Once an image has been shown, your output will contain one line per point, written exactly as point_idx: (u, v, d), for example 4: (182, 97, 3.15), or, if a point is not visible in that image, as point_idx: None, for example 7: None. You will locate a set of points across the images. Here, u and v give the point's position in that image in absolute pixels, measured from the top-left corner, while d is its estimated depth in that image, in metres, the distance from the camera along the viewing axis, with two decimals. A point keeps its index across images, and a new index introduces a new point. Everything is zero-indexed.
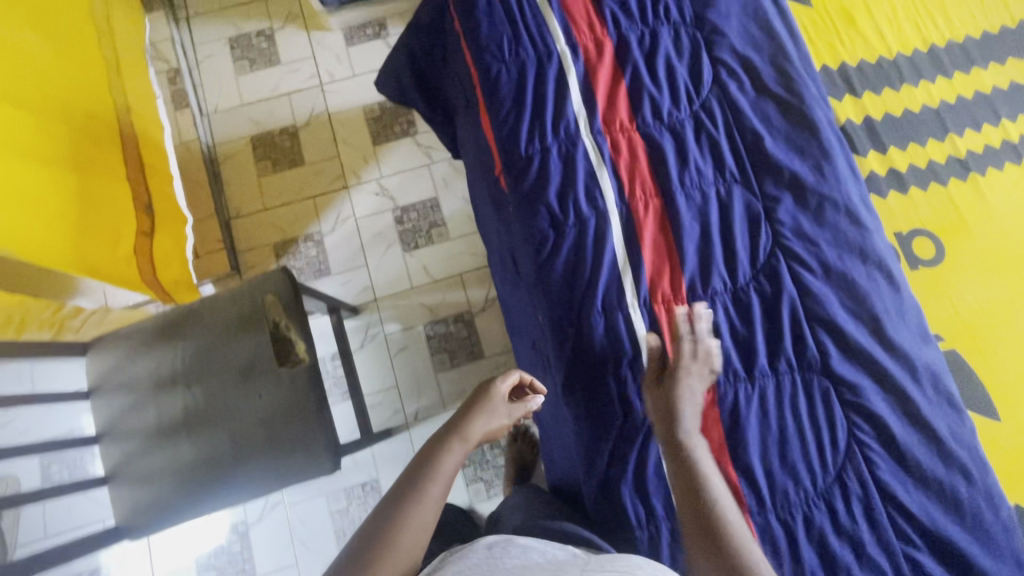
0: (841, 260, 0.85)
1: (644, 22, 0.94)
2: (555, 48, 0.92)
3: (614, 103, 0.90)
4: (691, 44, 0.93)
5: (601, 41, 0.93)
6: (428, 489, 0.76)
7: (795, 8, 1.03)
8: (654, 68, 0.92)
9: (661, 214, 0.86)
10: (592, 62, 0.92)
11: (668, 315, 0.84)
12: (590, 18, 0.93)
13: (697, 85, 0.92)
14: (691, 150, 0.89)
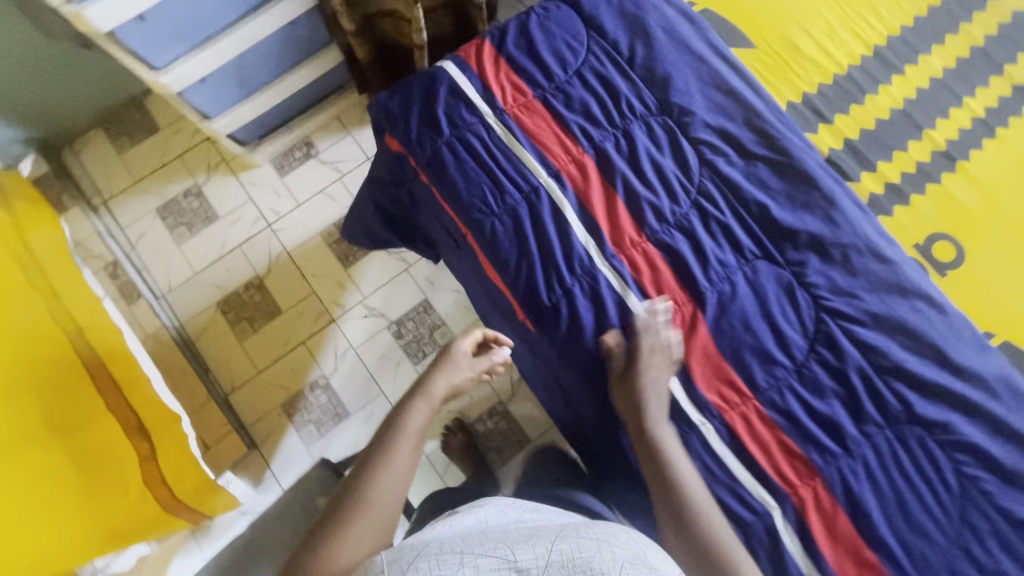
0: (884, 303, 0.86)
1: (613, 125, 0.92)
2: (539, 183, 0.89)
3: (616, 220, 0.88)
4: (666, 134, 0.92)
5: (581, 160, 0.90)
6: (394, 457, 0.79)
7: (740, 53, 1.03)
8: (641, 169, 0.89)
9: (702, 318, 0.85)
10: (579, 185, 0.89)
11: (744, 420, 0.82)
12: (561, 140, 0.90)
13: (687, 173, 0.90)
14: (706, 242, 0.87)
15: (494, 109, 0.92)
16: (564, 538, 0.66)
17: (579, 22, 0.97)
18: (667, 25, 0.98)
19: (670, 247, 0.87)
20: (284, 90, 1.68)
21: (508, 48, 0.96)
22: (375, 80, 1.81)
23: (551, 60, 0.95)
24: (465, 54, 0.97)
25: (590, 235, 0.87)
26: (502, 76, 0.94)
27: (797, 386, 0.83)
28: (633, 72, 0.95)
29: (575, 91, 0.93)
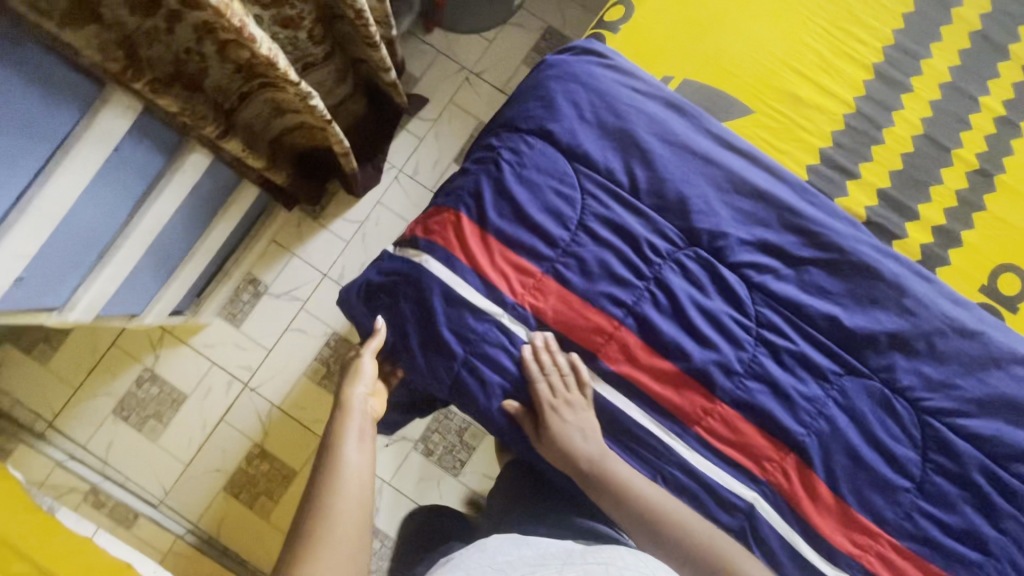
0: (980, 382, 0.79)
1: (641, 277, 0.79)
2: (583, 377, 0.77)
3: (682, 391, 0.77)
4: (700, 266, 0.79)
5: (620, 334, 0.77)
6: (340, 487, 0.76)
7: (738, 126, 0.89)
8: (689, 320, 0.77)
9: (807, 468, 0.76)
10: (628, 364, 0.77)
11: (887, 563, 0.75)
12: (589, 317, 0.77)
13: (738, 306, 0.79)
14: (784, 379, 0.77)
15: (502, 304, 0.78)
16: (572, 563, 0.68)
17: (557, 158, 0.81)
18: (656, 131, 0.82)
19: (748, 400, 0.77)
20: (208, 248, 1.45)
21: (490, 220, 0.80)
22: (302, 194, 1.57)
23: (543, 220, 0.79)
24: (439, 239, 0.80)
25: (659, 417, 0.77)
26: (494, 257, 0.79)
27: (924, 505, 0.76)
28: (639, 203, 0.80)
29: (583, 250, 0.79)
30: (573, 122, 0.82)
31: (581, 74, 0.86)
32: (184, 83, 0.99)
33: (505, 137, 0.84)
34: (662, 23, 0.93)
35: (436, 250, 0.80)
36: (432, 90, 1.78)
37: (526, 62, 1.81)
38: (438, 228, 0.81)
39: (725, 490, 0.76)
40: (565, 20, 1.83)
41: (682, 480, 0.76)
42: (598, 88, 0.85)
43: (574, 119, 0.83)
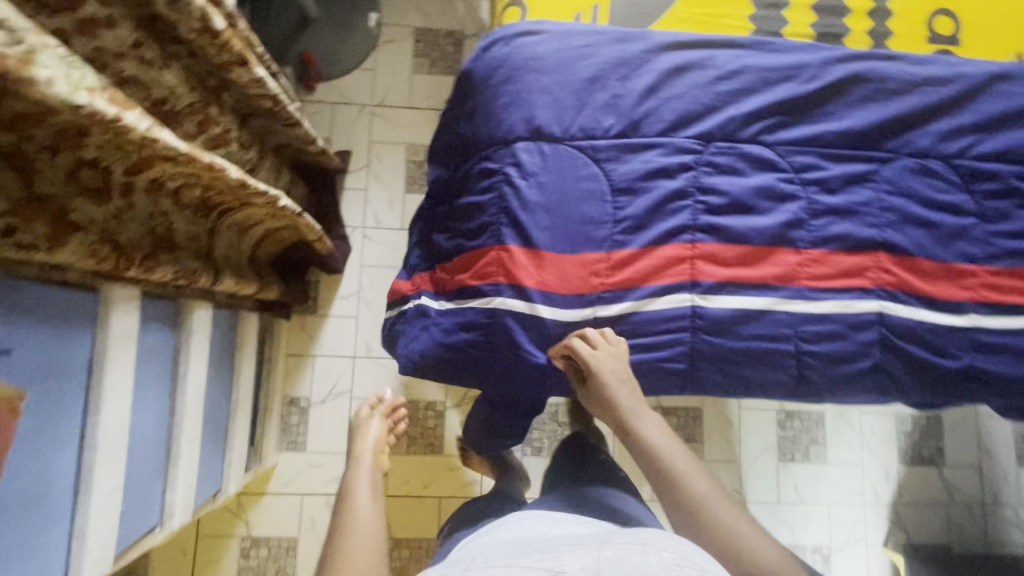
0: (979, 110, 0.87)
1: (684, 194, 0.82)
2: (693, 308, 0.81)
3: (771, 264, 0.82)
4: (727, 156, 0.84)
5: (697, 251, 0.81)
6: None
7: (674, 17, 0.95)
8: (744, 202, 0.82)
9: (900, 255, 0.83)
10: (719, 272, 0.81)
11: (995, 288, 0.84)
12: (665, 258, 0.81)
13: (773, 167, 0.84)
14: (845, 198, 0.84)
15: (590, 303, 0.82)
16: (608, 544, 0.61)
17: (560, 143, 0.83)
18: (623, 73, 0.85)
19: (827, 231, 0.82)
20: (244, 394, 1.40)
21: (524, 216, 0.82)
22: (293, 295, 1.55)
23: (576, 201, 0.82)
24: (501, 280, 0.82)
25: (770, 294, 0.81)
26: (557, 266, 0.81)
27: (994, 229, 0.85)
28: (646, 137, 0.84)
29: (627, 199, 0.82)
30: (549, 105, 0.83)
31: (526, 61, 0.85)
32: (164, 248, 0.94)
33: (499, 156, 0.84)
34: None
35: (506, 290, 0.81)
36: (350, 143, 1.77)
37: (415, 71, 1.82)
38: (490, 270, 0.82)
39: (848, 314, 0.82)
40: (425, 16, 1.84)
41: (809, 327, 0.81)
42: (550, 64, 0.84)
43: (550, 93, 0.84)
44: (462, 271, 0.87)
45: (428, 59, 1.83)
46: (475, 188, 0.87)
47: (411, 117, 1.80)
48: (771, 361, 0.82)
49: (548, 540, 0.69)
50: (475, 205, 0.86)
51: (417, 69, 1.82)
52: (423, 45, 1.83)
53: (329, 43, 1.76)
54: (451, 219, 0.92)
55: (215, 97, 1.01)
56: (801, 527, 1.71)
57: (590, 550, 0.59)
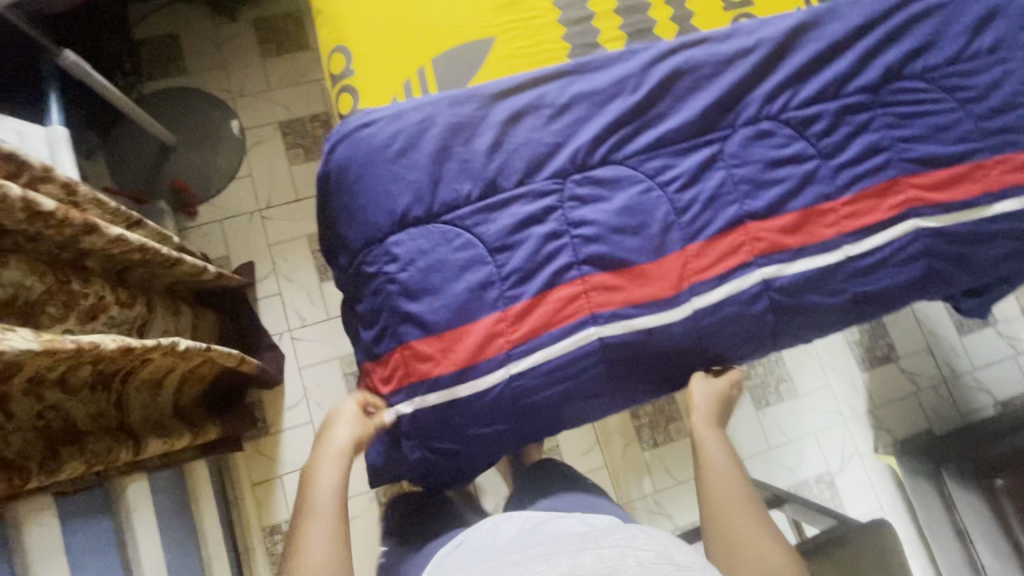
0: (779, 74, 0.97)
1: (558, 234, 0.86)
2: (601, 340, 0.84)
3: (655, 274, 0.87)
4: (586, 185, 0.88)
5: (586, 286, 0.85)
6: (315, 496, 0.80)
7: (498, 63, 0.99)
8: (615, 222, 0.87)
9: (760, 220, 0.91)
10: (611, 298, 0.85)
11: (847, 217, 0.93)
12: (560, 301, 0.84)
13: (629, 184, 0.89)
14: (701, 187, 0.91)
15: (502, 362, 0.82)
16: (588, 548, 0.73)
17: (427, 227, 0.84)
18: (467, 138, 0.88)
19: (693, 218, 0.89)
20: (216, 545, 1.33)
21: (417, 298, 0.82)
22: (238, 425, 1.50)
23: (460, 272, 0.83)
24: (412, 377, 0.82)
25: (663, 303, 0.86)
26: (464, 341, 0.81)
27: (827, 169, 0.95)
28: (506, 192, 0.86)
29: (508, 253, 0.84)
30: (407, 191, 0.85)
31: (372, 154, 0.87)
32: (69, 440, 0.90)
33: (375, 258, 0.85)
34: (375, 39, 0.99)
35: (419, 384, 0.82)
36: (248, 253, 1.73)
37: (291, 162, 1.81)
38: (400, 369, 0.83)
39: (733, 286, 0.89)
40: (284, 108, 1.85)
41: (704, 309, 0.88)
42: (396, 150, 0.87)
43: (405, 177, 0.86)
44: (379, 378, 0.86)
45: (301, 148, 1.83)
46: (367, 292, 0.87)
47: (302, 208, 1.78)
48: (683, 349, 0.89)
49: (513, 543, 0.81)
50: (371, 306, 0.87)
51: (294, 160, 1.81)
52: (293, 136, 1.83)
53: (197, 166, 1.77)
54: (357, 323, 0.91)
55: (74, 271, 0.97)
56: (798, 463, 1.76)
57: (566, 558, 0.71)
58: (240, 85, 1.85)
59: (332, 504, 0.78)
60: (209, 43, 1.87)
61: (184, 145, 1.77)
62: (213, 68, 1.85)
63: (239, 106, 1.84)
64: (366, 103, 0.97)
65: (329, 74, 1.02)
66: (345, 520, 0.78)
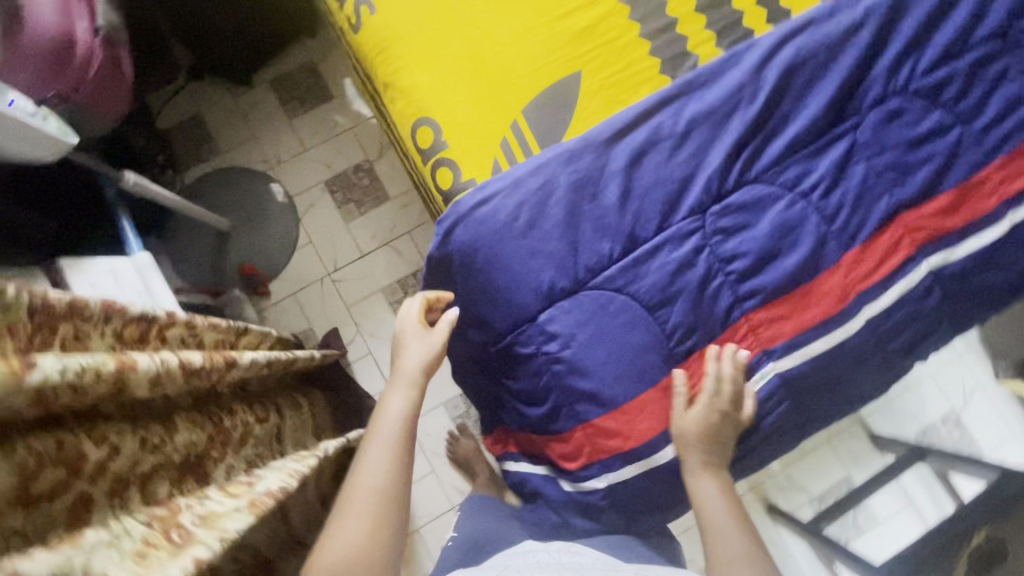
0: (899, 41, 0.88)
1: (712, 275, 0.82)
2: (778, 375, 0.82)
3: (823, 293, 0.82)
4: (727, 216, 0.83)
5: (754, 323, 0.82)
6: (382, 421, 0.74)
7: (591, 99, 0.93)
8: (769, 247, 0.82)
9: (915, 210, 0.85)
10: (782, 330, 0.82)
11: (1008, 181, 0.86)
12: (730, 344, 0.81)
13: (772, 203, 0.84)
14: (846, 187, 0.85)
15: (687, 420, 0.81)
16: None
17: (579, 297, 0.81)
18: (595, 193, 0.83)
19: (847, 222, 0.84)
20: None
21: (589, 374, 0.80)
22: None
23: (625, 337, 0.80)
24: (601, 453, 0.82)
25: (839, 322, 0.82)
26: (647, 410, 0.80)
27: (974, 134, 0.87)
28: (648, 242, 0.82)
29: (668, 306, 0.81)
30: (547, 265, 0.82)
31: (498, 232, 0.83)
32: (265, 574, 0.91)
33: (530, 338, 0.82)
34: (458, 103, 0.94)
35: (610, 459, 0.82)
36: (331, 320, 1.72)
37: (346, 219, 1.78)
38: (586, 448, 0.83)
39: (902, 285, 0.84)
40: (325, 165, 1.80)
41: (877, 316, 0.83)
42: (523, 223, 0.83)
43: (544, 250, 0.82)
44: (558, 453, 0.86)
45: (351, 202, 1.79)
46: (528, 374, 0.84)
47: (369, 263, 1.75)
48: (862, 361, 0.84)
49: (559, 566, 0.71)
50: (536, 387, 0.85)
51: (348, 217, 1.77)
52: (340, 192, 1.79)
53: (257, 245, 1.75)
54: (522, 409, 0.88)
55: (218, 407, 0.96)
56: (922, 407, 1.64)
57: None
58: (277, 152, 1.81)
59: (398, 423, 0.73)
60: (235, 117, 1.83)
61: (240, 225, 1.75)
62: (245, 140, 1.82)
63: (281, 174, 1.80)
64: (469, 173, 0.92)
65: (416, 150, 0.97)
66: (408, 445, 0.73)
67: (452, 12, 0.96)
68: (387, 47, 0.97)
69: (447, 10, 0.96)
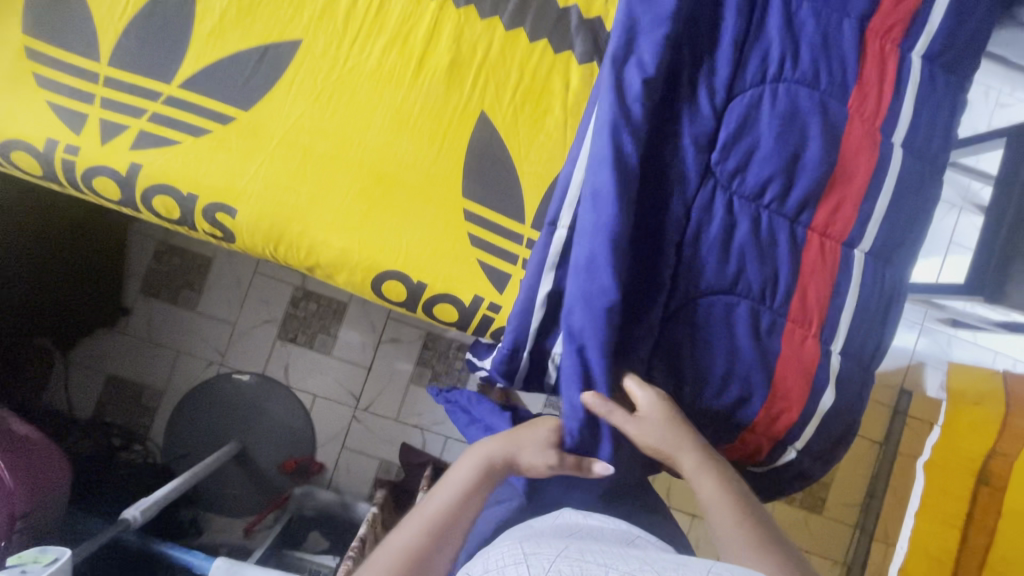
0: None
1: (759, 218, 0.76)
2: (867, 251, 0.80)
3: (858, 153, 0.77)
4: (733, 154, 0.75)
5: (820, 227, 0.78)
6: (456, 474, 0.73)
7: (520, 132, 0.79)
8: (788, 153, 0.75)
9: (875, 15, 0.78)
10: (847, 213, 0.77)
11: None
12: (815, 261, 0.77)
13: (760, 108, 0.76)
14: (806, 39, 0.77)
15: (826, 351, 0.78)
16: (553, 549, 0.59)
17: (668, 333, 0.75)
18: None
19: (827, 74, 0.77)
20: None
21: (723, 382, 0.76)
22: None
23: (731, 331, 0.76)
24: (780, 434, 0.79)
25: (885, 169, 0.78)
26: (794, 372, 0.77)
27: None
28: (688, 235, 0.75)
29: (744, 276, 0.75)
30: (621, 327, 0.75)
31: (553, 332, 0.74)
32: None
33: None
34: (399, 237, 0.79)
35: (789, 434, 0.80)
36: (394, 441, 1.62)
37: (328, 351, 1.63)
38: (764, 439, 0.80)
39: (909, 92, 0.79)
40: (267, 322, 1.61)
41: (908, 134, 0.79)
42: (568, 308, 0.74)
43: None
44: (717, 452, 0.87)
45: (320, 333, 1.63)
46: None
47: (381, 371, 1.63)
48: (921, 180, 0.81)
49: (549, 534, 0.71)
50: None
51: (328, 348, 1.62)
52: (302, 334, 1.62)
53: (275, 435, 1.60)
54: None
55: None
56: None
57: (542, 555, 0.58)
58: (215, 345, 1.61)
59: (468, 484, 0.71)
60: (145, 348, 1.59)
61: (246, 434, 1.59)
62: (175, 362, 1.60)
63: (235, 361, 1.61)
64: (468, 292, 0.79)
65: (394, 305, 0.83)
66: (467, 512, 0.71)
67: (311, 150, 0.78)
68: (279, 234, 0.80)
69: (304, 152, 0.78)
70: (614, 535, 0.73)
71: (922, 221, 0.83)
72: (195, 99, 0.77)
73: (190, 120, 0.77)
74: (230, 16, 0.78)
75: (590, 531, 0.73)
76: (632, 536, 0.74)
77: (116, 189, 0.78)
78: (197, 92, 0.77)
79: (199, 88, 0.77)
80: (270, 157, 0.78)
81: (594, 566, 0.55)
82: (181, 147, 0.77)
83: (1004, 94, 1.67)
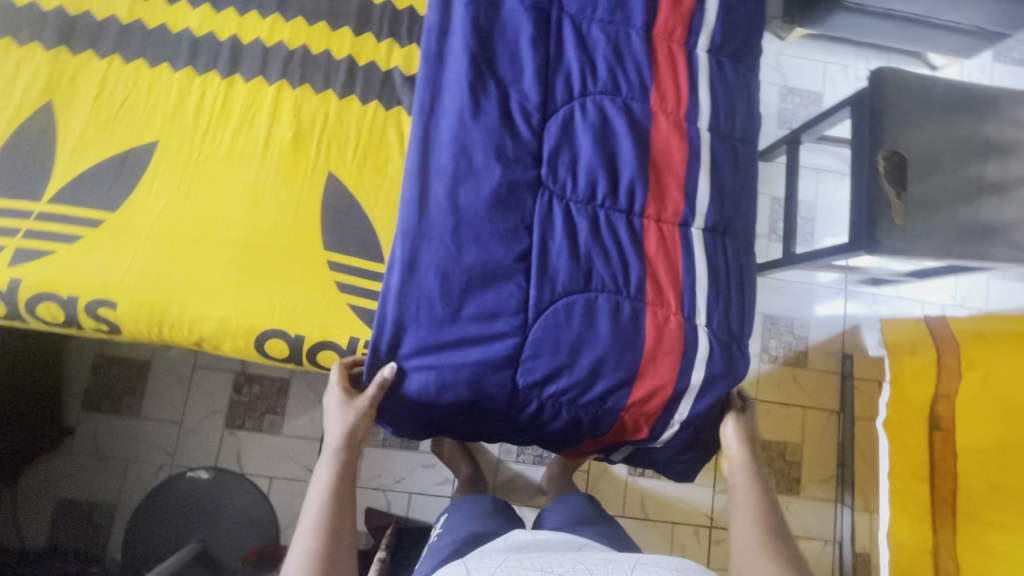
0: None
1: (597, 215, 0.84)
2: (706, 229, 0.87)
3: (669, 139, 0.87)
4: (559, 165, 0.84)
5: (654, 216, 0.85)
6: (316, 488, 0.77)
7: (367, 182, 0.89)
8: (606, 154, 0.84)
9: (656, 22, 0.90)
10: (675, 198, 0.86)
11: None
12: (659, 246, 0.84)
13: (575, 121, 0.86)
14: (598, 58, 0.88)
15: (692, 322, 0.83)
16: (497, 560, 0.59)
17: (539, 333, 0.79)
18: (458, 254, 0.79)
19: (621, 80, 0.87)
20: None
21: (591, 370, 0.80)
22: None
23: (595, 322, 0.80)
24: (653, 413, 0.84)
25: (698, 150, 0.88)
26: (664, 351, 0.81)
27: None
28: (532, 241, 0.81)
29: (594, 271, 0.81)
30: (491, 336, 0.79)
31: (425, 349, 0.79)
32: None
33: (528, 398, 0.82)
34: (272, 298, 0.84)
35: (669, 409, 0.84)
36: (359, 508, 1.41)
37: (278, 431, 1.59)
38: (642, 419, 0.85)
39: (701, 82, 0.91)
40: (212, 413, 1.58)
41: (717, 117, 0.90)
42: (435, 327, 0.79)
43: (473, 335, 0.79)
44: (614, 440, 0.91)
45: (268, 414, 1.60)
46: (553, 423, 0.85)
47: None
48: (733, 152, 0.91)
49: (496, 547, 0.71)
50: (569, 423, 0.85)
51: (277, 428, 1.58)
52: (249, 419, 1.59)
53: (232, 530, 1.54)
54: (570, 440, 0.91)
55: None
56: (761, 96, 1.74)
57: (488, 564, 0.58)
58: (163, 447, 1.56)
59: (329, 487, 0.77)
60: (90, 465, 1.54)
61: (207, 533, 1.53)
62: (123, 475, 1.54)
63: (187, 459, 1.56)
64: (343, 335, 0.84)
65: (282, 361, 0.87)
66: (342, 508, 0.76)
67: (179, 235, 0.85)
68: (160, 317, 0.84)
69: (173, 239, 0.85)
70: (559, 541, 0.73)
71: (748, 187, 0.92)
72: (66, 211, 0.84)
73: (64, 228, 0.84)
74: (89, 134, 0.87)
75: (536, 537, 0.74)
76: (573, 540, 0.75)
77: (2, 304, 0.83)
78: (68, 203, 0.85)
79: (68, 199, 0.85)
80: (142, 248, 0.84)
81: (532, 571, 0.56)
82: (56, 255, 0.83)
83: (860, 70, 1.78)
